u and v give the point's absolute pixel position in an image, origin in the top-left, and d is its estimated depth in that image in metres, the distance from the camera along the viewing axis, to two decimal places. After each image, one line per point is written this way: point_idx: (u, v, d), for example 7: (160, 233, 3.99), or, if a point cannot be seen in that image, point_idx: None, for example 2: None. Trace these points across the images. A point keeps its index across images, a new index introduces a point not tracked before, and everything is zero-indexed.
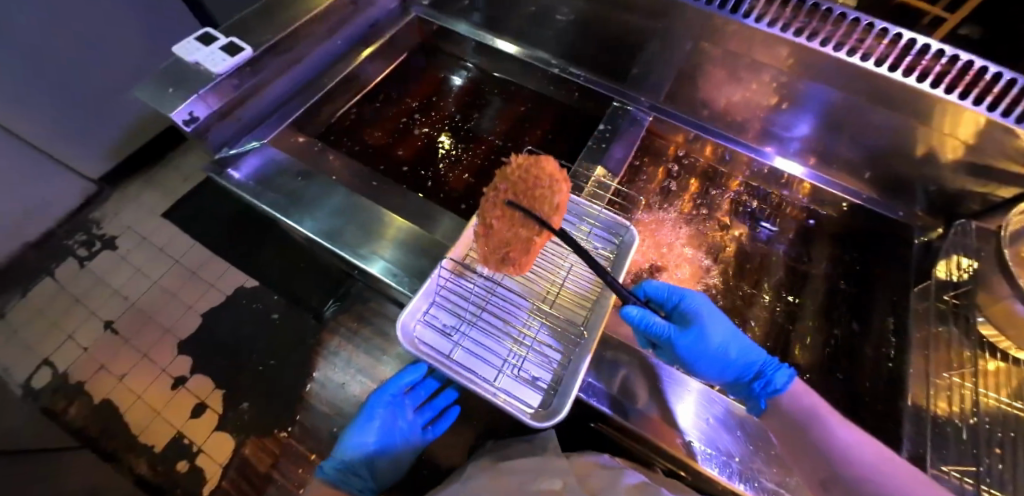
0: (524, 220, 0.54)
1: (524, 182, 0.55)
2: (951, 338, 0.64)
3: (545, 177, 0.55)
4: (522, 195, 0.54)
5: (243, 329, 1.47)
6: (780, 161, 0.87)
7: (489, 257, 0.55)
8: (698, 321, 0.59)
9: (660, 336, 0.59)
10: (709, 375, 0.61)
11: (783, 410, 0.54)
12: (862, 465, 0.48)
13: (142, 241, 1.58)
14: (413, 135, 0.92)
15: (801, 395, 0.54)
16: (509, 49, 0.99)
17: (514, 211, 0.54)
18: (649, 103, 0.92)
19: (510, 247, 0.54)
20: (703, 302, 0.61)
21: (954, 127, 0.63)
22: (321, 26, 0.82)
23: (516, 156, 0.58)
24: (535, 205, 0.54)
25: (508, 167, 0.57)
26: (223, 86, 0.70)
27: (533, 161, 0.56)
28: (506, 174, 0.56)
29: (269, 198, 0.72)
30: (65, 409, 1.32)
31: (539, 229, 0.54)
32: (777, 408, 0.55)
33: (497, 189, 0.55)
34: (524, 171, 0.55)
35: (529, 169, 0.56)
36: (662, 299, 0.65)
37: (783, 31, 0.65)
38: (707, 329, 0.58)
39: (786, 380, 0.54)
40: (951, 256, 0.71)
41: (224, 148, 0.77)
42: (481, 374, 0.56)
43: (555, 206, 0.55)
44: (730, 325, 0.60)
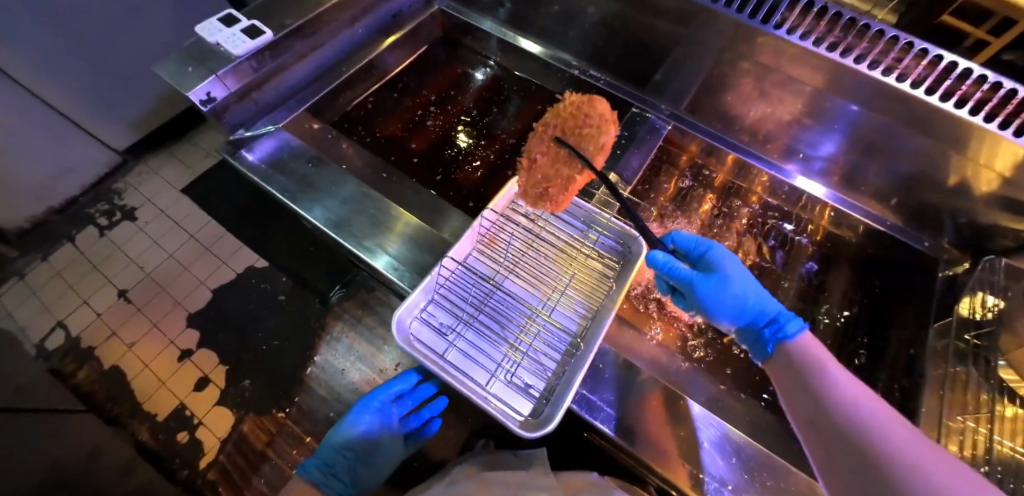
0: (568, 158, 0.58)
1: (573, 120, 0.59)
2: (970, 379, 0.61)
3: (594, 115, 0.58)
4: (569, 132, 0.58)
5: (250, 308, 1.50)
6: (802, 181, 0.84)
7: (530, 190, 0.60)
8: (721, 270, 0.60)
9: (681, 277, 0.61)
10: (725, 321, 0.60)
11: (790, 359, 0.52)
12: (856, 406, 0.44)
13: (161, 214, 1.61)
14: (427, 128, 0.91)
15: (811, 346, 0.51)
16: (533, 48, 0.97)
17: (560, 149, 0.58)
18: (669, 111, 0.90)
19: (550, 182, 0.58)
20: (729, 253, 0.63)
21: (991, 159, 0.60)
22: (344, 13, 0.82)
23: (572, 96, 0.62)
24: (580, 143, 0.58)
25: (562, 105, 0.62)
26: (243, 68, 0.71)
27: (586, 100, 0.60)
28: (559, 110, 0.61)
29: (278, 182, 0.72)
30: (75, 372, 1.36)
31: (578, 171, 0.57)
32: (783, 354, 0.53)
33: (546, 125, 0.61)
34: (575, 108, 0.59)
35: (580, 108, 0.59)
36: (689, 249, 0.66)
37: (815, 46, 0.62)
38: (727, 273, 0.60)
39: (798, 329, 0.53)
40: (975, 293, 0.67)
41: (239, 129, 0.77)
42: (473, 378, 0.55)
43: (599, 146, 0.58)
44: (753, 277, 0.61)
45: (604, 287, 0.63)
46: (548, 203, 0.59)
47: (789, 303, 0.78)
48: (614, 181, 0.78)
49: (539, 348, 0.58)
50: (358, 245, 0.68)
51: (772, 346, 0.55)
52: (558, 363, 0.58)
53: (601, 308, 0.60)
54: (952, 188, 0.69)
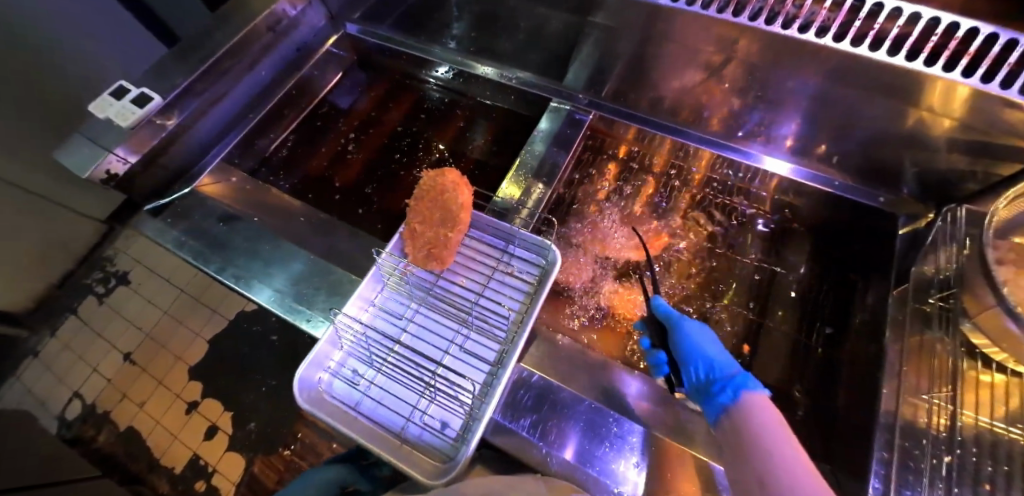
0: (442, 221, 0.62)
1: (437, 189, 0.63)
2: (936, 345, 0.55)
3: (449, 182, 0.63)
4: (435, 198, 0.63)
5: (245, 352, 1.54)
6: (768, 161, 0.75)
7: (415, 256, 0.61)
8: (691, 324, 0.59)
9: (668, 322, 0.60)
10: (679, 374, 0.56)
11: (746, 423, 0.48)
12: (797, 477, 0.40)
13: (150, 274, 1.65)
14: (349, 160, 0.89)
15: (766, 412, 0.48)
16: (486, 72, 0.88)
17: (433, 215, 0.62)
18: (587, 99, 0.84)
19: (432, 244, 0.60)
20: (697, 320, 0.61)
21: (930, 100, 0.53)
22: (240, 60, 0.80)
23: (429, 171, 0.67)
24: (449, 206, 0.62)
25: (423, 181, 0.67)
26: (139, 137, 0.70)
27: (440, 172, 0.65)
28: (422, 184, 0.66)
29: (193, 248, 0.72)
30: (95, 436, 1.44)
31: (454, 229, 0.60)
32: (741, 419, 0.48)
33: (415, 198, 0.64)
34: (433, 181, 0.64)
35: (437, 179, 0.65)
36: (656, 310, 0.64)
37: (705, 9, 0.58)
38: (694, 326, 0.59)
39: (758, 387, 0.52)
40: (941, 249, 0.59)
41: (156, 199, 0.78)
42: (388, 425, 0.54)
43: (460, 205, 0.62)
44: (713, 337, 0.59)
45: (518, 307, 0.60)
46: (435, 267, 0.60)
47: (740, 285, 0.74)
48: (541, 192, 0.74)
49: (454, 384, 0.56)
50: (292, 304, 0.67)
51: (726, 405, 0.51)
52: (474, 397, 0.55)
53: (515, 331, 0.57)
54: (904, 137, 0.61)
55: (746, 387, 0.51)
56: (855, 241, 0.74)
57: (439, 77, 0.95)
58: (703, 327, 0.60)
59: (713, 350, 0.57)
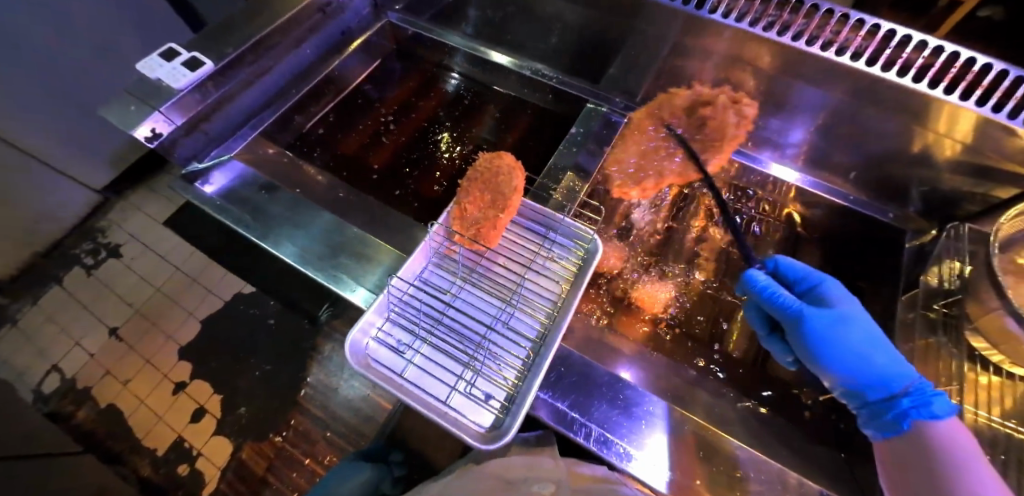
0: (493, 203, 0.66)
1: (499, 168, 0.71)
2: (941, 348, 0.61)
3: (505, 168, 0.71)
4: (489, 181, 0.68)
5: (239, 333, 1.50)
6: (776, 168, 0.84)
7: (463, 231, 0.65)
8: (845, 313, 0.59)
9: (788, 309, 0.60)
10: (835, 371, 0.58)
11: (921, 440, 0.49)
12: None
13: (146, 249, 1.61)
14: (384, 143, 0.90)
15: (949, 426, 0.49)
16: (503, 61, 0.93)
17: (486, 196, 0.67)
18: (623, 103, 0.86)
19: (482, 222, 0.65)
20: (841, 291, 0.63)
21: (945, 125, 0.60)
22: (289, 35, 0.81)
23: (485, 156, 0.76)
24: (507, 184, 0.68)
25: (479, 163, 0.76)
26: (186, 102, 0.70)
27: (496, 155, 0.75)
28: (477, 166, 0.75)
29: (234, 213, 0.72)
30: (73, 413, 1.37)
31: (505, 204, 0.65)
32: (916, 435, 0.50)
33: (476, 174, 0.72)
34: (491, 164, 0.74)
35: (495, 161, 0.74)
36: (796, 279, 0.66)
37: (751, 26, 0.64)
38: (848, 316, 0.59)
39: (947, 410, 0.49)
40: (944, 261, 0.66)
41: (193, 162, 0.77)
42: (434, 391, 0.55)
43: (514, 188, 0.66)
44: (868, 324, 0.59)
45: (560, 290, 0.62)
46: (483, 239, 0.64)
47: None
48: (570, 178, 0.77)
49: (498, 359, 0.58)
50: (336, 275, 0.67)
51: (893, 414, 0.52)
52: (517, 370, 0.57)
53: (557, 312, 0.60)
54: (915, 157, 0.68)
55: (932, 409, 0.50)
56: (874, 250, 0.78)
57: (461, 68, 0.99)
58: (871, 333, 0.57)
59: (873, 346, 0.57)
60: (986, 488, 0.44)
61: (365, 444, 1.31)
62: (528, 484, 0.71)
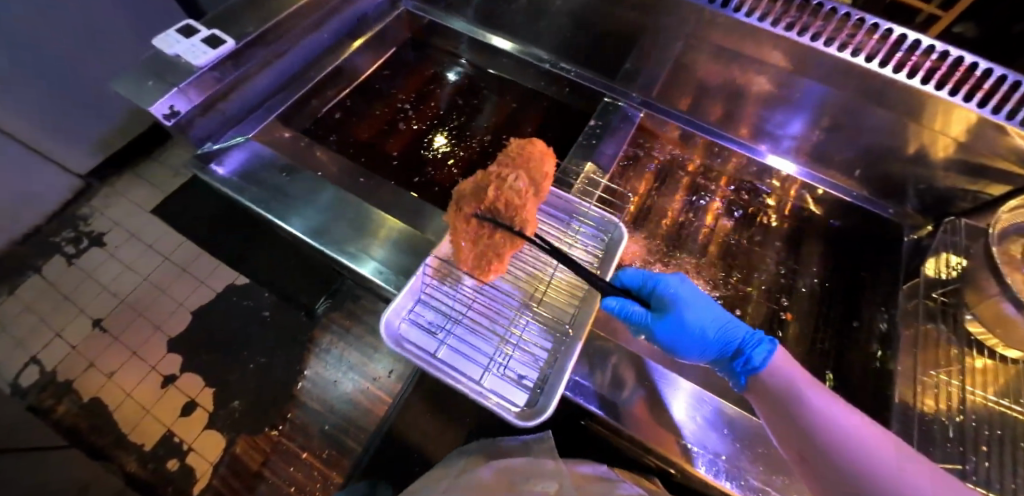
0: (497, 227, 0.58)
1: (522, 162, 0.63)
2: (940, 335, 0.65)
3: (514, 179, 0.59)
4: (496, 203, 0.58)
5: (232, 325, 1.45)
6: (773, 159, 0.87)
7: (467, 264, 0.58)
8: (674, 308, 0.60)
9: (638, 324, 0.61)
10: (693, 357, 0.60)
11: (766, 386, 0.51)
12: (844, 432, 0.45)
13: (131, 237, 1.55)
14: (400, 131, 0.90)
15: (782, 369, 0.51)
16: (505, 45, 0.98)
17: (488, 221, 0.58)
18: (640, 99, 0.91)
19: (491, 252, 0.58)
20: (678, 283, 0.62)
21: (945, 125, 0.64)
22: (308, 18, 0.80)
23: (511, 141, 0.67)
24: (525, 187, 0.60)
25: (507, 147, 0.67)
26: (205, 79, 0.68)
27: (524, 142, 0.66)
28: (508, 150, 0.66)
29: (253, 195, 0.70)
30: (53, 407, 1.30)
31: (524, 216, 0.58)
32: (758, 384, 0.53)
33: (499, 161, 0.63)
34: (519, 150, 0.65)
35: (523, 148, 0.65)
36: (638, 286, 0.66)
37: (773, 26, 0.66)
38: (683, 314, 0.59)
39: (765, 357, 0.52)
40: (941, 253, 0.71)
41: (207, 142, 0.74)
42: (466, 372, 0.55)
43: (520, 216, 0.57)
44: (707, 306, 0.61)
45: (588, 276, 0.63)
46: (496, 251, 0.57)
47: (766, 278, 0.81)
48: (591, 170, 0.77)
49: (530, 341, 0.58)
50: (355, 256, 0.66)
51: (744, 378, 0.54)
52: (548, 352, 0.58)
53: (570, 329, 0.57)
54: (913, 156, 0.73)
55: (753, 361, 0.53)
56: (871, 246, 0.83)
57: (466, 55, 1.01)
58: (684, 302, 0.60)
59: (703, 322, 0.59)
60: (838, 423, 0.46)
61: (364, 437, 1.30)
62: (530, 482, 0.71)
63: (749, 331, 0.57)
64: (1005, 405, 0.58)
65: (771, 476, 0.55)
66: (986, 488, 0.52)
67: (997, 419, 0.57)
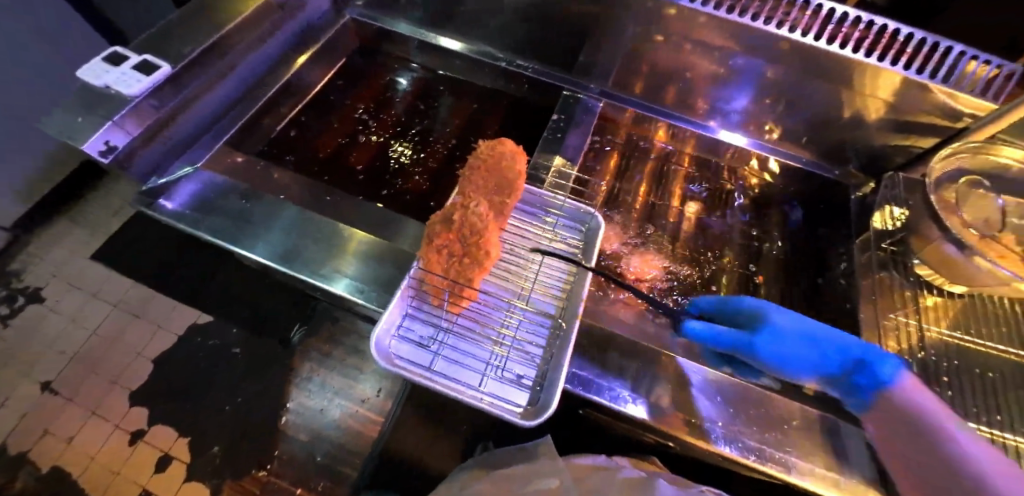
0: (461, 241, 0.58)
1: (486, 184, 0.64)
2: (894, 281, 0.70)
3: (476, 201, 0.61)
4: (458, 222, 0.58)
5: (200, 367, 1.37)
6: (724, 134, 0.91)
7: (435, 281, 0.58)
8: (771, 322, 0.59)
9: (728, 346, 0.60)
10: (804, 376, 0.58)
11: (892, 406, 0.51)
12: (978, 462, 0.44)
13: (73, 288, 1.43)
14: (360, 145, 0.88)
15: (914, 391, 0.51)
16: (453, 45, 0.95)
17: (452, 238, 0.58)
18: (598, 89, 0.93)
19: (457, 265, 0.58)
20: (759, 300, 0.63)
21: (876, 89, 0.70)
22: (248, 35, 0.77)
23: (482, 144, 0.69)
24: (488, 212, 0.61)
25: (478, 151, 0.68)
26: (143, 109, 0.63)
27: (497, 142, 0.68)
28: (478, 154, 0.67)
29: (214, 227, 0.66)
30: (5, 485, 1.18)
31: (485, 240, 0.58)
32: (885, 403, 0.52)
33: (470, 168, 0.65)
34: (491, 151, 0.67)
35: (494, 150, 0.67)
36: (718, 311, 0.66)
37: (716, 10, 0.70)
38: (778, 325, 0.59)
39: (897, 372, 0.52)
40: (883, 205, 0.77)
41: (153, 177, 0.70)
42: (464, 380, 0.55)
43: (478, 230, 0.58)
44: (795, 316, 0.60)
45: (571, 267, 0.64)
46: (462, 280, 0.58)
47: (737, 249, 0.86)
48: (559, 163, 0.78)
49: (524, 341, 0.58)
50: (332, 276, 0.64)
51: (871, 395, 0.53)
52: (543, 348, 0.58)
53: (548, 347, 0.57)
54: (849, 121, 0.78)
55: (884, 374, 0.52)
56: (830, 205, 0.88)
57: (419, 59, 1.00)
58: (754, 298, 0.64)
59: (795, 339, 0.58)
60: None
61: (360, 462, 1.26)
62: (530, 484, 0.72)
63: (862, 342, 0.56)
64: (955, 336, 0.65)
65: (765, 435, 0.57)
66: (951, 414, 0.58)
67: (952, 351, 0.63)
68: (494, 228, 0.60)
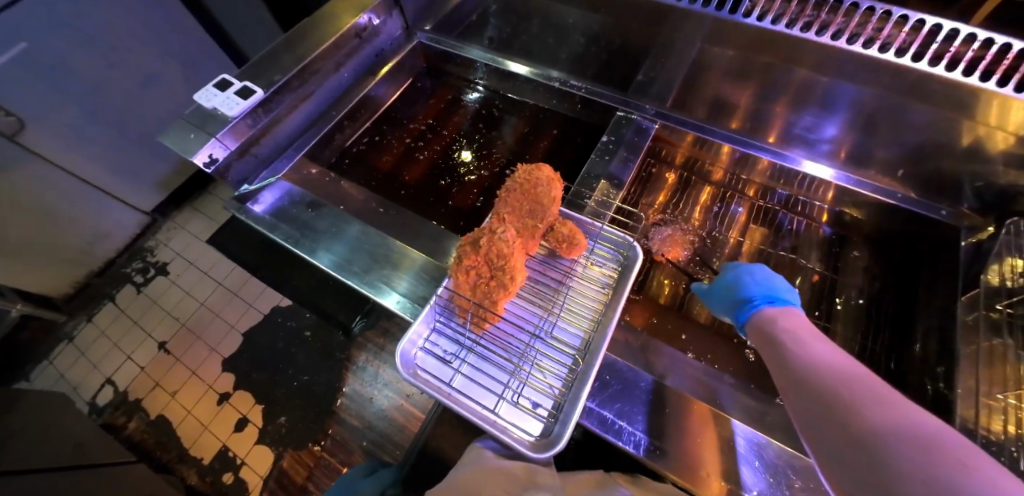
0: (485, 260, 0.60)
1: (519, 207, 0.66)
2: (1008, 350, 0.56)
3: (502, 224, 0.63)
4: (485, 244, 0.60)
5: (278, 344, 1.54)
6: (808, 166, 0.78)
7: (464, 293, 0.60)
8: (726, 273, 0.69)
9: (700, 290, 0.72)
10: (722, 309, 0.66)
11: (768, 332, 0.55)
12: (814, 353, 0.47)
13: (190, 266, 1.69)
14: (418, 159, 0.93)
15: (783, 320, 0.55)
16: (522, 71, 0.95)
17: (475, 257, 0.60)
18: (654, 110, 0.86)
19: (484, 283, 0.60)
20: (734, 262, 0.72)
21: (1003, 117, 0.58)
22: (330, 59, 0.85)
23: (520, 167, 0.71)
24: (516, 237, 0.62)
25: (514, 177, 0.70)
26: (239, 127, 0.73)
27: (534, 168, 0.70)
28: (514, 179, 0.69)
29: (283, 231, 0.75)
30: (125, 424, 1.43)
31: (511, 266, 0.59)
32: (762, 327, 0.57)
33: (507, 191, 0.68)
34: (527, 175, 0.68)
35: (531, 174, 0.69)
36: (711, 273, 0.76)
37: (788, 28, 0.64)
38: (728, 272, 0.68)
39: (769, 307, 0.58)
40: (1005, 258, 0.63)
41: (244, 184, 0.80)
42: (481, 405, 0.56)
43: (504, 255, 0.60)
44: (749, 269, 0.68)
45: (602, 295, 0.62)
46: (487, 303, 0.59)
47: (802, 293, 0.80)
48: (604, 187, 0.76)
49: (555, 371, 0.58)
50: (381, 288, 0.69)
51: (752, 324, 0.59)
52: (564, 379, 0.57)
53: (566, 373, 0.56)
54: (963, 153, 0.66)
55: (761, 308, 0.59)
56: (934, 248, 0.75)
57: (484, 79, 1.01)
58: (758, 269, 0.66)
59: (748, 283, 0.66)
60: (817, 352, 0.47)
61: (399, 453, 1.33)
62: None
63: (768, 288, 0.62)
64: None
65: None
66: None
67: None
68: (520, 252, 0.62)
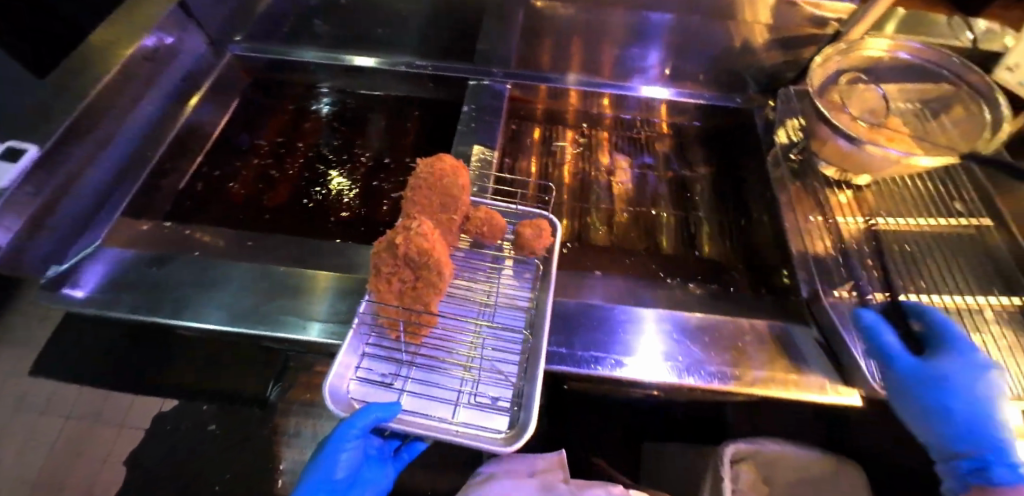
0: (408, 263, 0.56)
1: (428, 203, 0.63)
2: (807, 185, 0.74)
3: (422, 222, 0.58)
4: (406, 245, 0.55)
5: (176, 453, 1.29)
6: (647, 90, 0.94)
7: (392, 305, 0.56)
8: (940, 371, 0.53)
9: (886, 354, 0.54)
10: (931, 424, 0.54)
11: None
12: None
13: (9, 411, 1.31)
14: (280, 181, 0.86)
15: None
16: (368, 63, 0.94)
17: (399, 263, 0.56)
18: (502, 73, 0.93)
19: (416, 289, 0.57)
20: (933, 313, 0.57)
21: (756, 13, 0.75)
22: (122, 95, 0.72)
23: (420, 161, 0.67)
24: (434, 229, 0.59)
25: (417, 172, 0.66)
26: (18, 199, 0.57)
27: (435, 159, 0.67)
28: (416, 175, 0.66)
29: (129, 302, 0.62)
30: None
31: (437, 262, 0.55)
32: None
33: (412, 189, 0.65)
34: (430, 169, 0.65)
35: (434, 166, 0.66)
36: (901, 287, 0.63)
37: None
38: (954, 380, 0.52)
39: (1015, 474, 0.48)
40: (785, 121, 0.83)
41: (51, 266, 0.64)
42: (439, 419, 0.52)
43: (426, 249, 0.54)
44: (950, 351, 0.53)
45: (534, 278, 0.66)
46: (419, 310, 0.57)
47: (669, 193, 0.91)
48: (481, 151, 0.80)
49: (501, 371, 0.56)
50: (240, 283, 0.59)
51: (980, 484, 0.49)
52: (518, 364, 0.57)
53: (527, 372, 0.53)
54: (737, 49, 0.83)
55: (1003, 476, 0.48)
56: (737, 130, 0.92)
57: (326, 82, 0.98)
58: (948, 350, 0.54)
59: (961, 396, 0.52)
60: None
61: None
62: None
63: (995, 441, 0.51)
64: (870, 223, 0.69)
65: (723, 358, 0.58)
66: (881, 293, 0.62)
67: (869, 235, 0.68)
68: (442, 245, 0.58)
